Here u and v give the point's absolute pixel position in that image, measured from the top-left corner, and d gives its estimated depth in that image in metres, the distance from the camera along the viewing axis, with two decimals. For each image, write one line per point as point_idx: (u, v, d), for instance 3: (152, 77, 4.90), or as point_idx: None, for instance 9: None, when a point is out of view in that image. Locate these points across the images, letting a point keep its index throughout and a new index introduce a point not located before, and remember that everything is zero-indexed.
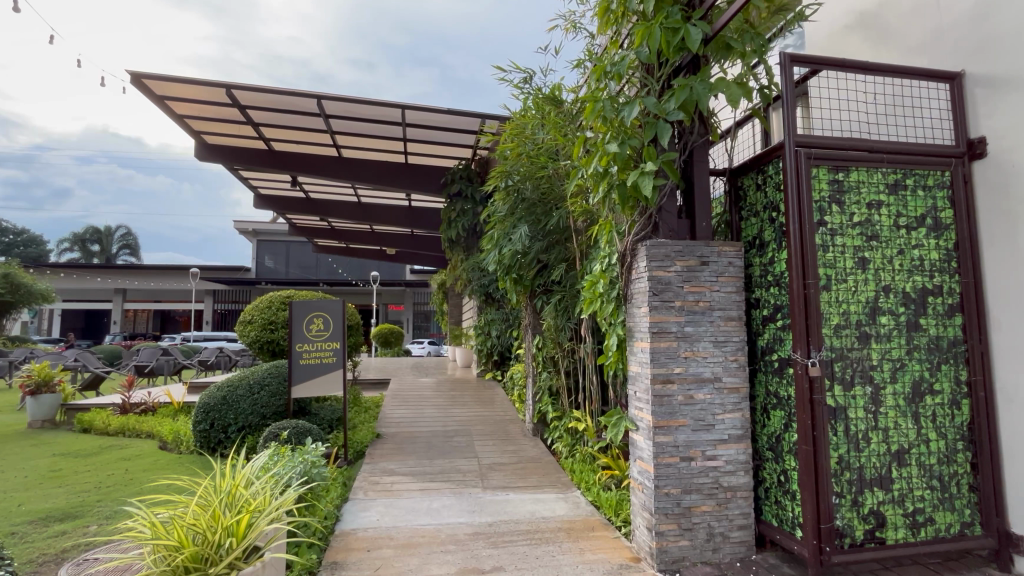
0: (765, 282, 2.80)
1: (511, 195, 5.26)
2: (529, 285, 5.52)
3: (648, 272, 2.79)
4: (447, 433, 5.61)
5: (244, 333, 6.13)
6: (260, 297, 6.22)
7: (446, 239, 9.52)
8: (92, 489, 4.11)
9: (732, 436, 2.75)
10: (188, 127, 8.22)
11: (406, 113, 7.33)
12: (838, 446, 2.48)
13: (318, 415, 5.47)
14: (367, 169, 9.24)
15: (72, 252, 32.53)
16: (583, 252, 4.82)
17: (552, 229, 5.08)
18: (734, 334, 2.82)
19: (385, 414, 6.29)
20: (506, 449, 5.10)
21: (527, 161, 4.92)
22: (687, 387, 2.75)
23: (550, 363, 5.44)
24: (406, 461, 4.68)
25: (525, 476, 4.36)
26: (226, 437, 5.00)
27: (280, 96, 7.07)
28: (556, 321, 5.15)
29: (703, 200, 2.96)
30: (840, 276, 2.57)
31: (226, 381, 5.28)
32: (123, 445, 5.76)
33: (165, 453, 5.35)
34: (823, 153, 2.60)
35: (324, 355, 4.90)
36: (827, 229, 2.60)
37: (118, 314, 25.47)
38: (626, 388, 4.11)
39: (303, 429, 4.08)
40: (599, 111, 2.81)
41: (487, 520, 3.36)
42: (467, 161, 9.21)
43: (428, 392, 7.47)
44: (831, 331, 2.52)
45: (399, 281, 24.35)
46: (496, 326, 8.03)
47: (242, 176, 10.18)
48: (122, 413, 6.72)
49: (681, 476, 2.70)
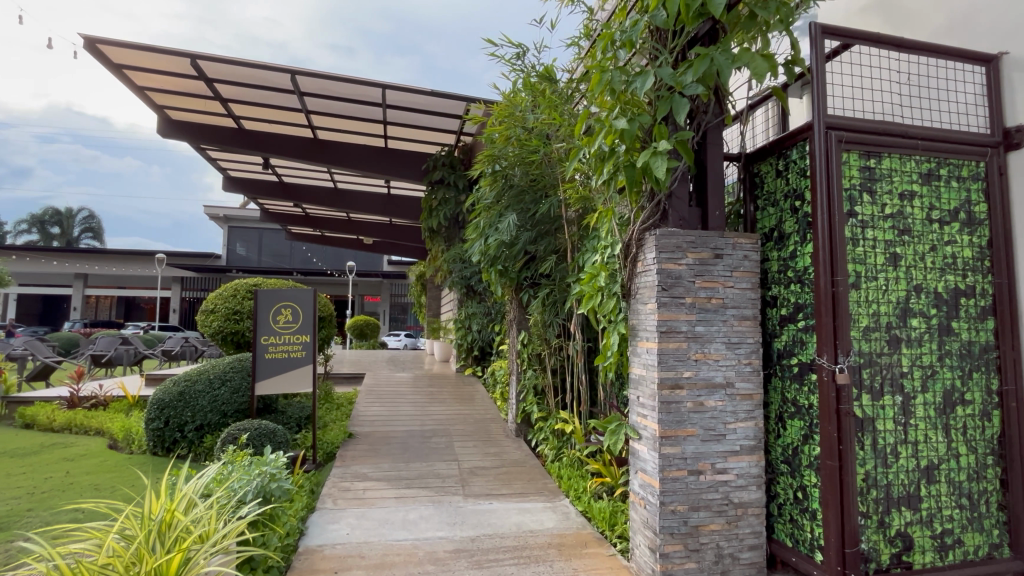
0: (783, 278, 2.53)
1: (498, 181, 4.93)
2: (515, 279, 5.21)
3: (657, 264, 2.50)
4: (425, 433, 5.28)
5: (206, 323, 5.66)
6: (225, 285, 5.75)
7: (426, 228, 9.14)
8: (22, 495, 3.66)
9: (744, 448, 2.50)
10: (150, 100, 7.65)
11: (386, 94, 6.90)
12: (864, 461, 2.23)
13: (285, 413, 5.05)
14: (344, 152, 8.77)
15: (29, 233, 30.86)
16: (575, 244, 4.56)
17: (541, 218, 4.81)
18: (749, 335, 2.55)
19: (359, 411, 5.93)
20: (488, 451, 4.80)
21: (518, 146, 4.60)
22: (697, 394, 2.48)
23: (536, 360, 5.16)
24: (380, 464, 4.33)
25: (509, 482, 4.06)
26: (182, 436, 4.59)
27: (251, 69, 6.59)
28: (543, 316, 4.88)
29: (716, 186, 2.69)
30: (871, 273, 2.32)
31: (183, 374, 4.83)
32: (67, 443, 5.26)
33: (114, 452, 4.89)
34: (855, 136, 2.35)
35: (292, 348, 4.51)
36: (857, 221, 2.34)
37: (79, 300, 24.33)
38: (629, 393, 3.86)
39: (266, 431, 3.71)
40: (606, 83, 2.52)
41: (469, 534, 3.05)
42: (450, 148, 8.82)
43: (404, 388, 7.12)
44: (860, 333, 2.27)
45: (376, 272, 23.85)
46: (477, 320, 7.73)
47: (210, 156, 9.60)
48: (70, 408, 6.20)
49: (689, 491, 2.43)
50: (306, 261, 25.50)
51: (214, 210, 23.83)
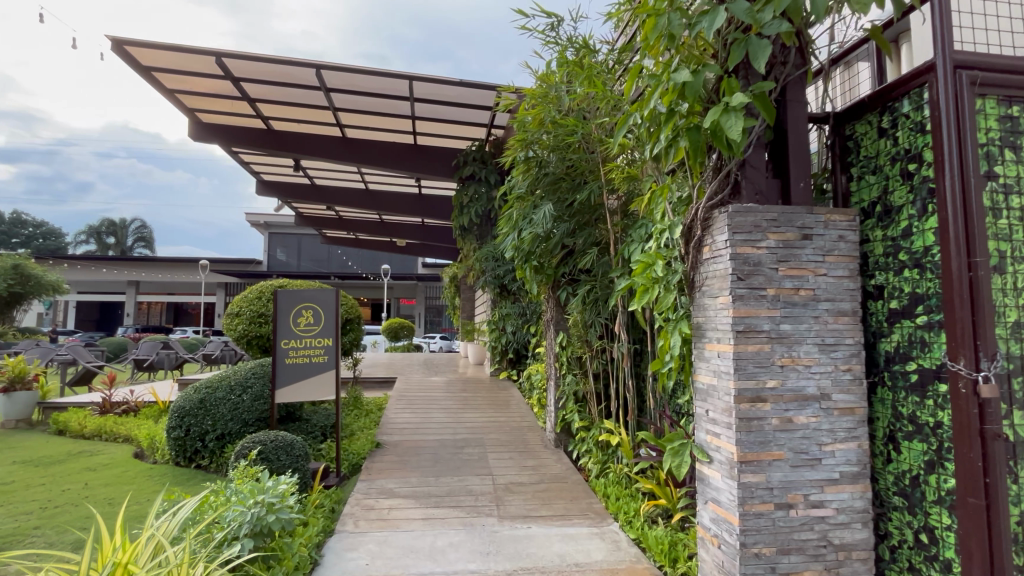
0: (892, 263, 2.02)
1: (532, 169, 4.50)
2: (552, 275, 4.78)
3: (730, 248, 2.03)
4: (457, 443, 4.90)
5: (231, 327, 5.45)
6: (251, 287, 5.56)
7: (458, 226, 8.81)
8: (34, 510, 3.46)
9: (845, 475, 2.01)
10: (180, 104, 7.58)
11: (413, 86, 6.58)
12: (1019, 499, 1.70)
13: (310, 421, 4.77)
14: (373, 150, 8.52)
15: (88, 244, 32.53)
16: (620, 235, 4.11)
17: (579, 208, 4.37)
18: (848, 335, 2.06)
19: (389, 418, 5.60)
20: (526, 464, 4.37)
21: (553, 129, 4.19)
22: (784, 408, 2.00)
23: (575, 364, 4.73)
24: (408, 478, 3.97)
25: (549, 501, 3.63)
26: (203, 446, 4.37)
27: (277, 66, 6.38)
28: (583, 315, 4.46)
29: (798, 152, 2.21)
30: (1018, 254, 1.79)
31: (205, 381, 4.63)
32: (95, 451, 5.14)
33: (138, 462, 4.72)
34: (993, 77, 1.82)
35: (314, 352, 4.22)
36: (998, 185, 1.81)
37: (131, 307, 25.27)
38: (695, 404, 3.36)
39: (284, 444, 3.41)
40: (663, 28, 2.05)
41: (505, 568, 2.65)
42: (481, 142, 8.44)
43: (437, 393, 6.78)
44: (1006, 331, 1.75)
45: (411, 275, 23.82)
46: (511, 321, 7.32)
47: (242, 160, 9.56)
48: (102, 414, 6.12)
49: (776, 530, 1.95)
50: (342, 265, 25.70)
51: (254, 217, 24.34)
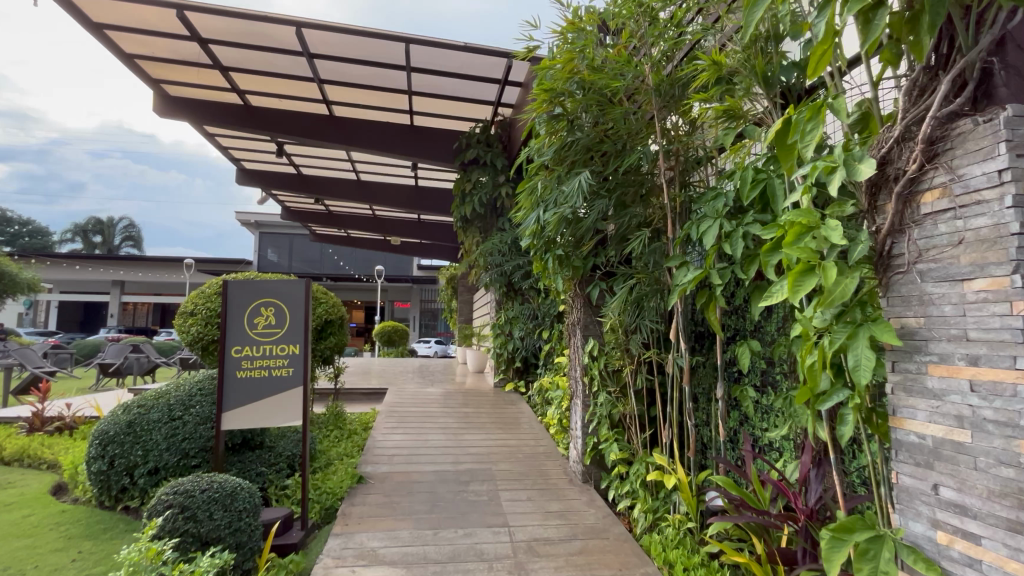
0: None
1: (557, 132, 3.44)
2: (580, 267, 3.78)
3: (1013, 186, 1.08)
4: (460, 475, 3.92)
5: (182, 329, 4.40)
6: (209, 281, 4.54)
7: (460, 216, 7.81)
8: None
9: None
10: (141, 72, 6.54)
11: (411, 51, 5.59)
12: None
13: (274, 449, 3.77)
14: (363, 130, 7.50)
15: (73, 243, 31.38)
16: (679, 211, 3.13)
17: (620, 179, 3.34)
18: None
19: (376, 441, 4.61)
20: (550, 510, 3.38)
21: (589, 78, 3.18)
22: None
23: (610, 378, 3.74)
24: (397, 532, 2.97)
25: (592, 570, 2.65)
26: (131, 484, 3.34)
27: (249, 24, 5.38)
28: (622, 318, 3.45)
29: None
30: None
31: (137, 399, 3.62)
32: (5, 482, 4.08)
33: (52, 501, 3.68)
34: None
35: (274, 363, 3.22)
36: None
37: (115, 307, 24.07)
38: (799, 442, 2.39)
39: (221, 494, 2.43)
40: None
41: None
42: (486, 123, 7.46)
43: (434, 408, 5.79)
44: None
45: (406, 277, 22.79)
46: (520, 324, 6.35)
47: (219, 143, 8.54)
48: (28, 432, 5.08)
49: None
50: (334, 266, 24.64)
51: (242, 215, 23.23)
